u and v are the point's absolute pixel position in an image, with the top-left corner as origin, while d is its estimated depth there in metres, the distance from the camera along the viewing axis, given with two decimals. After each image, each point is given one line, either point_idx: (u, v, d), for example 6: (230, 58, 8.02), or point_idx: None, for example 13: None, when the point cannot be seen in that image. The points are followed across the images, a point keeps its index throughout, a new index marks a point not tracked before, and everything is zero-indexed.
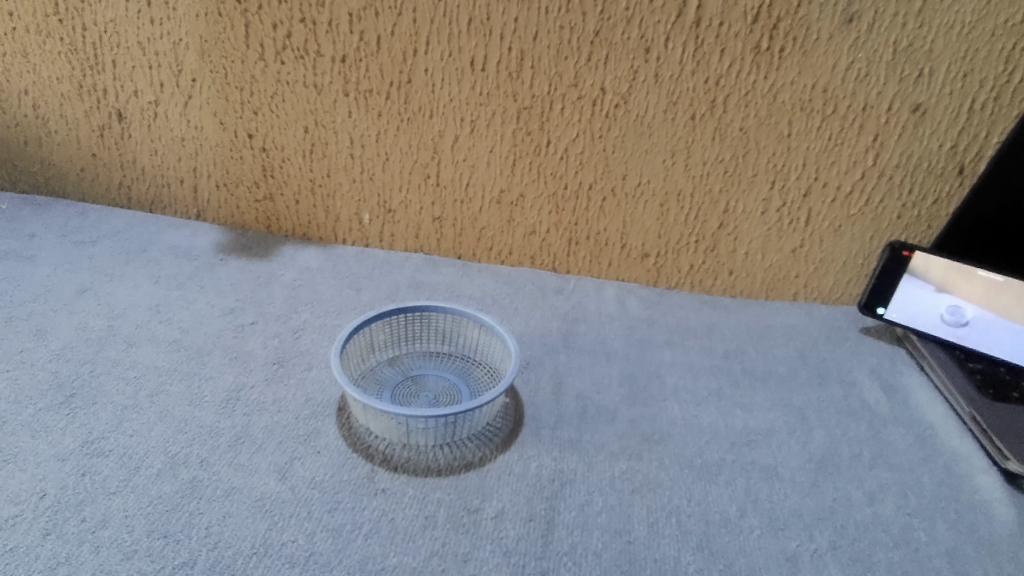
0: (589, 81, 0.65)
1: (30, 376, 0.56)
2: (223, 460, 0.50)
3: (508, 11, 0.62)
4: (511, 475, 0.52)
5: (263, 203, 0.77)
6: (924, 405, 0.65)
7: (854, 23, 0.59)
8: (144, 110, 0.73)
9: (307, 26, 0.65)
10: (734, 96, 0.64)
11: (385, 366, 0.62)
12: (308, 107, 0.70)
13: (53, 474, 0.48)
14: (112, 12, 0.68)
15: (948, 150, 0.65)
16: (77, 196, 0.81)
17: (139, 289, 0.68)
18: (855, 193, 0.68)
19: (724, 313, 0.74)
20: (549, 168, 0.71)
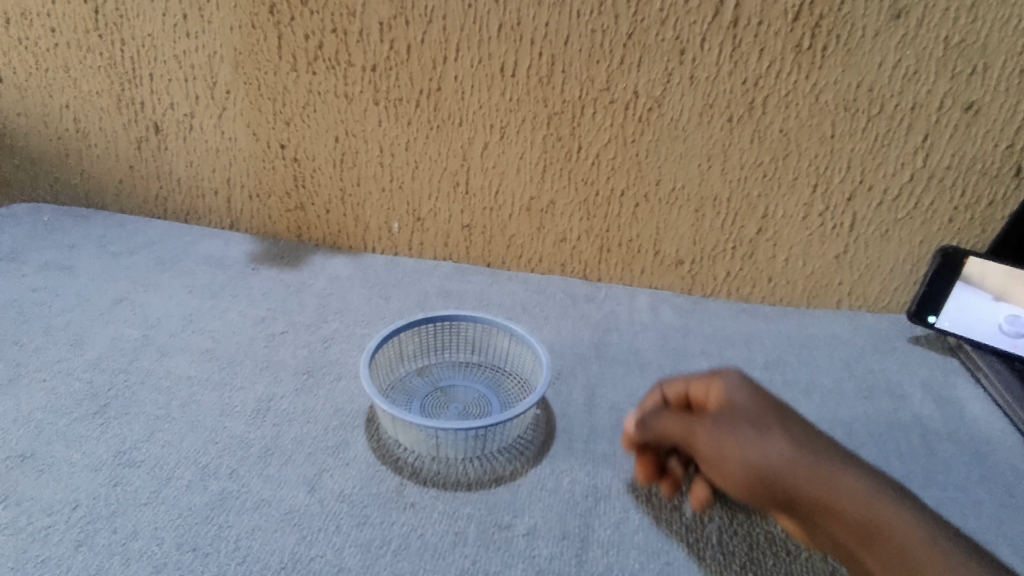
0: (622, 85, 0.63)
1: (66, 386, 0.56)
2: (253, 471, 0.50)
3: (538, 16, 0.61)
4: (543, 490, 0.50)
5: (295, 213, 0.78)
6: (980, 420, 0.61)
7: (901, 19, 0.56)
8: (179, 123, 0.74)
9: (338, 36, 0.65)
10: (773, 97, 0.62)
11: (414, 376, 0.61)
12: (339, 117, 0.70)
13: (86, 484, 0.48)
14: (149, 26, 0.69)
15: (1004, 150, 0.61)
16: (115, 207, 0.83)
17: (173, 299, 0.69)
18: (903, 197, 0.65)
19: (763, 321, 0.72)
20: (581, 174, 0.69)
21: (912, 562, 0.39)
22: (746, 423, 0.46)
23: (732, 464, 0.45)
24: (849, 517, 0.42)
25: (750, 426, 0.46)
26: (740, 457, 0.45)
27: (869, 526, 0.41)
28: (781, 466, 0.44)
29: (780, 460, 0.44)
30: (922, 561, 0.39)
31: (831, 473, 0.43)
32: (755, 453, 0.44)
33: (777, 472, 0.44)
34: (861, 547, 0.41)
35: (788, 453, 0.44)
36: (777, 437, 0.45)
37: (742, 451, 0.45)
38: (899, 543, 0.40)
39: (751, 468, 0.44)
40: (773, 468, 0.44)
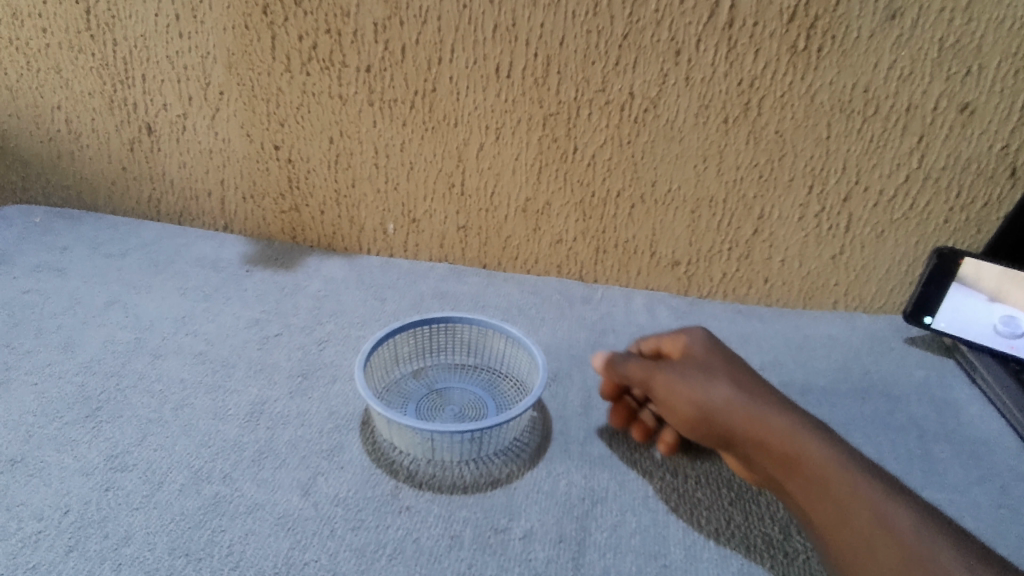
0: (618, 86, 0.63)
1: (57, 389, 0.56)
2: (247, 475, 0.49)
3: (533, 17, 0.61)
4: (539, 493, 0.50)
5: (289, 214, 0.77)
6: (976, 420, 0.61)
7: (896, 20, 0.56)
8: (172, 124, 0.74)
9: (332, 37, 0.65)
10: (769, 98, 0.61)
11: (410, 378, 0.60)
12: (333, 118, 0.70)
13: (77, 489, 0.47)
14: (142, 27, 0.69)
15: (999, 151, 0.61)
16: (108, 209, 0.82)
17: (166, 301, 0.68)
18: (898, 197, 0.65)
19: (760, 322, 0.72)
20: (576, 175, 0.69)
21: (826, 490, 0.43)
22: (696, 368, 0.50)
23: (678, 402, 0.49)
24: (777, 451, 0.45)
25: (699, 371, 0.50)
26: (685, 396, 0.49)
27: (792, 458, 0.45)
28: (721, 405, 0.48)
29: (721, 400, 0.48)
30: (835, 489, 0.42)
31: (764, 412, 0.47)
32: (699, 392, 0.48)
33: (717, 409, 0.48)
34: (786, 478, 0.45)
35: (729, 394, 0.48)
36: (721, 380, 0.49)
37: (688, 391, 0.49)
38: (817, 473, 0.43)
39: (694, 406, 0.48)
40: (713, 406, 0.48)
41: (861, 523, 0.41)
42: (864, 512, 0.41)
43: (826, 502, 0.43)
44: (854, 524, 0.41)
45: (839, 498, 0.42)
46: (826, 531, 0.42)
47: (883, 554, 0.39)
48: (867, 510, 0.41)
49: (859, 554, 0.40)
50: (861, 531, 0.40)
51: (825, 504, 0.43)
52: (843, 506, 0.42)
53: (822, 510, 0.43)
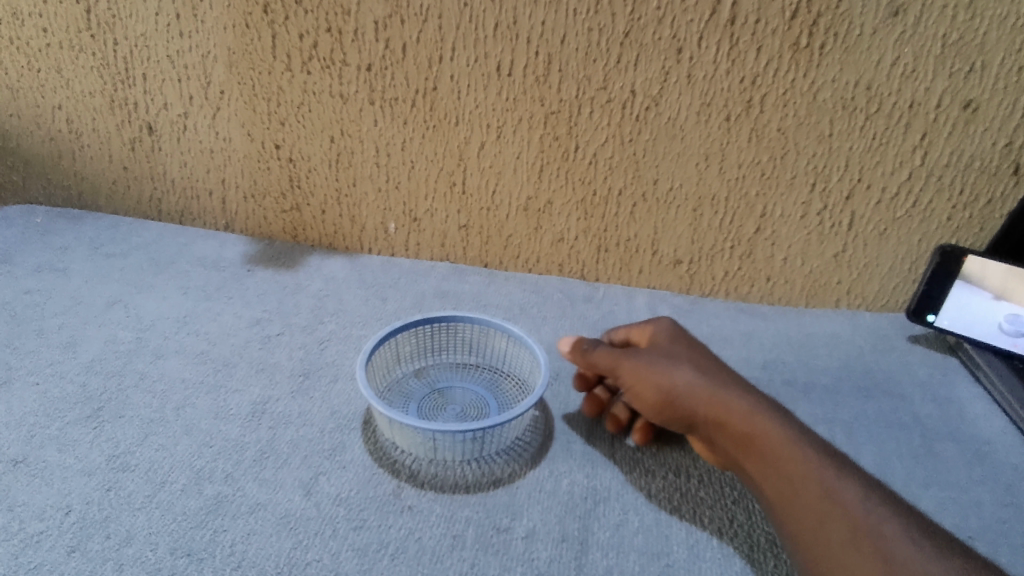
0: (619, 84, 0.63)
1: (59, 389, 0.56)
2: (248, 475, 0.49)
3: (535, 15, 0.61)
4: (542, 493, 0.50)
5: (291, 213, 0.77)
6: (979, 419, 0.61)
7: (899, 17, 0.56)
8: (173, 123, 0.74)
9: (333, 36, 0.65)
10: (771, 96, 0.61)
11: (411, 377, 0.60)
12: (334, 117, 0.69)
13: (78, 489, 0.47)
14: (142, 26, 0.68)
15: (1002, 148, 0.61)
16: (109, 209, 0.82)
17: (167, 301, 0.68)
18: (901, 195, 0.65)
19: (762, 321, 0.72)
20: (578, 173, 0.69)
21: (780, 466, 0.44)
22: (662, 355, 0.51)
23: (645, 387, 0.50)
24: (735, 431, 0.46)
25: (664, 357, 0.51)
26: (651, 381, 0.50)
27: (749, 437, 0.46)
28: (684, 389, 0.49)
29: (685, 384, 0.49)
30: (788, 465, 0.43)
31: (725, 395, 0.48)
32: (664, 377, 0.49)
33: (681, 394, 0.49)
34: (744, 457, 0.46)
35: (692, 379, 0.49)
36: (686, 366, 0.50)
37: (654, 376, 0.50)
38: (771, 450, 0.44)
39: (660, 391, 0.50)
40: (678, 391, 0.49)
41: (811, 496, 0.41)
42: (815, 486, 0.42)
43: (778, 476, 0.44)
44: (805, 498, 0.42)
45: (791, 473, 0.43)
46: (780, 506, 0.43)
47: (830, 524, 0.40)
48: (817, 484, 0.42)
49: (809, 526, 0.41)
50: (811, 503, 0.41)
51: (778, 479, 0.43)
52: (794, 480, 0.43)
53: (776, 485, 0.43)
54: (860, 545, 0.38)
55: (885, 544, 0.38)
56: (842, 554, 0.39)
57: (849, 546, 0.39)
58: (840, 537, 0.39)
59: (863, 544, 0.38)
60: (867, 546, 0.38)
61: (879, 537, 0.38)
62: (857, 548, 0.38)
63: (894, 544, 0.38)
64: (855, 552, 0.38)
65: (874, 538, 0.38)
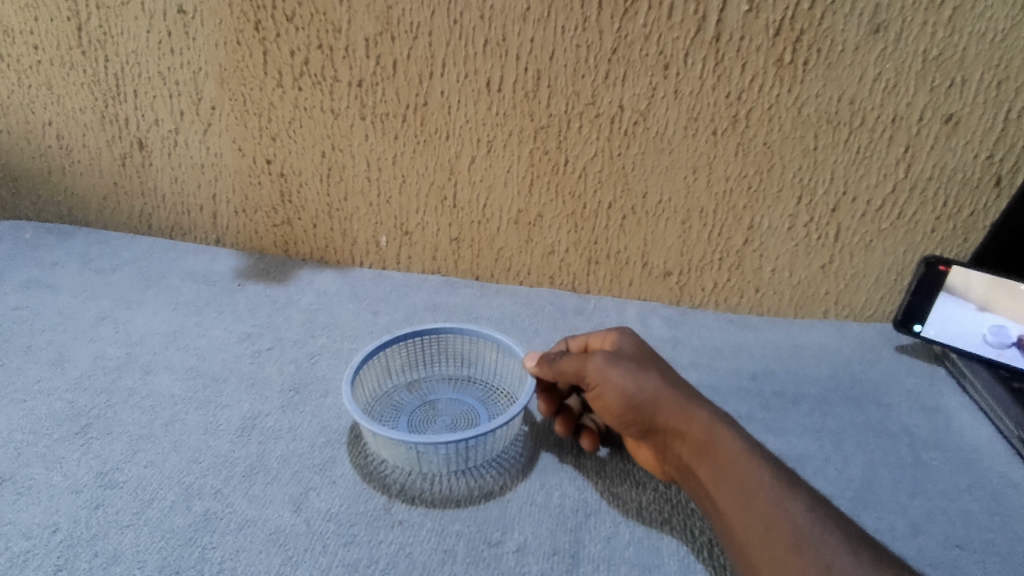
0: (608, 99, 0.63)
1: (47, 406, 0.55)
2: (238, 491, 0.49)
3: (523, 32, 0.61)
4: (532, 506, 0.50)
5: (282, 228, 0.77)
6: (966, 428, 0.62)
7: (881, 34, 0.57)
8: (164, 138, 0.74)
9: (324, 53, 0.65)
10: (757, 111, 0.62)
11: (403, 391, 0.61)
12: (325, 132, 0.70)
13: (66, 507, 0.47)
14: (133, 43, 0.68)
15: (984, 160, 0.62)
16: (100, 224, 0.82)
17: (157, 316, 0.68)
18: (886, 207, 0.66)
19: (752, 332, 0.72)
20: (568, 187, 0.69)
21: (734, 475, 0.43)
22: (629, 361, 0.51)
23: (609, 390, 0.49)
24: (694, 438, 0.46)
25: (631, 363, 0.50)
26: (617, 385, 0.49)
27: (707, 444, 0.45)
28: (648, 394, 0.48)
29: (650, 390, 0.48)
30: (741, 473, 0.43)
31: (687, 403, 0.47)
32: (631, 382, 0.49)
33: (645, 399, 0.48)
34: (698, 463, 0.45)
35: (658, 385, 0.49)
36: (652, 373, 0.50)
37: (620, 380, 0.49)
38: (727, 458, 0.44)
39: (625, 395, 0.49)
40: (642, 396, 0.48)
41: (761, 505, 0.41)
42: (766, 494, 0.41)
43: (729, 483, 0.43)
44: (754, 505, 0.41)
45: (743, 481, 0.42)
46: (727, 513, 0.43)
47: (777, 531, 0.40)
48: (766, 492, 0.41)
49: (755, 533, 0.40)
50: (759, 511, 0.41)
51: (729, 487, 0.43)
52: (745, 487, 0.42)
53: (727, 493, 0.43)
54: (804, 551, 0.38)
55: (827, 551, 0.38)
56: (787, 561, 0.38)
57: (793, 554, 0.38)
58: (785, 546, 0.39)
59: (807, 552, 0.38)
60: (811, 553, 0.38)
61: (821, 545, 0.38)
62: (801, 556, 0.38)
63: (837, 551, 0.38)
64: (799, 559, 0.38)
65: (818, 546, 0.38)
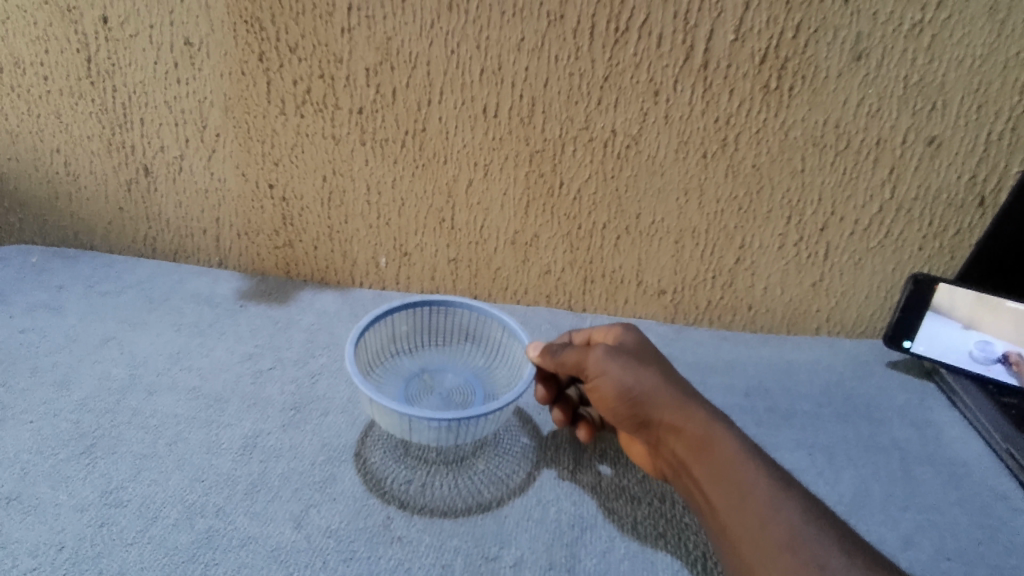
0: (600, 123, 0.65)
1: (53, 427, 0.56)
2: (240, 508, 0.50)
3: (518, 61, 0.63)
4: (529, 521, 0.51)
5: (283, 250, 0.79)
6: (956, 443, 0.63)
7: (862, 61, 0.59)
8: (169, 165, 0.75)
9: (325, 82, 0.67)
10: (745, 135, 0.64)
11: (404, 354, 0.63)
12: (326, 157, 0.72)
13: (71, 525, 0.48)
14: (140, 74, 0.70)
15: (967, 181, 0.64)
16: (105, 248, 0.84)
17: (160, 338, 0.69)
18: (873, 226, 0.67)
19: (745, 348, 0.74)
20: (563, 209, 0.71)
21: (728, 472, 0.44)
22: (628, 355, 0.52)
23: (607, 382, 0.51)
24: (689, 436, 0.47)
25: (630, 357, 0.52)
26: (615, 378, 0.50)
27: (703, 442, 0.46)
28: (645, 388, 0.50)
29: (648, 386, 0.50)
30: (736, 472, 0.44)
31: (684, 401, 0.49)
32: (629, 375, 0.50)
33: (642, 393, 0.49)
34: (693, 461, 0.46)
35: (655, 381, 0.50)
36: (651, 369, 0.51)
37: (619, 372, 0.50)
38: (723, 457, 0.45)
39: (622, 388, 0.50)
40: (639, 390, 0.50)
41: (755, 505, 0.42)
42: (760, 494, 0.42)
43: (724, 482, 0.44)
44: (749, 503, 0.42)
45: (737, 479, 0.43)
46: (721, 512, 0.44)
47: (772, 530, 0.41)
48: (761, 492, 0.42)
49: (749, 530, 0.41)
50: (754, 511, 0.42)
51: (723, 485, 0.44)
52: (740, 487, 0.43)
53: (721, 491, 0.44)
54: (798, 551, 0.39)
55: (821, 551, 0.39)
56: (781, 560, 0.39)
57: (787, 552, 0.39)
58: (779, 544, 0.40)
59: (800, 551, 0.39)
60: (804, 553, 0.39)
61: (814, 545, 0.39)
62: (794, 555, 0.39)
63: (831, 551, 0.39)
64: (793, 558, 0.39)
65: (812, 546, 0.39)
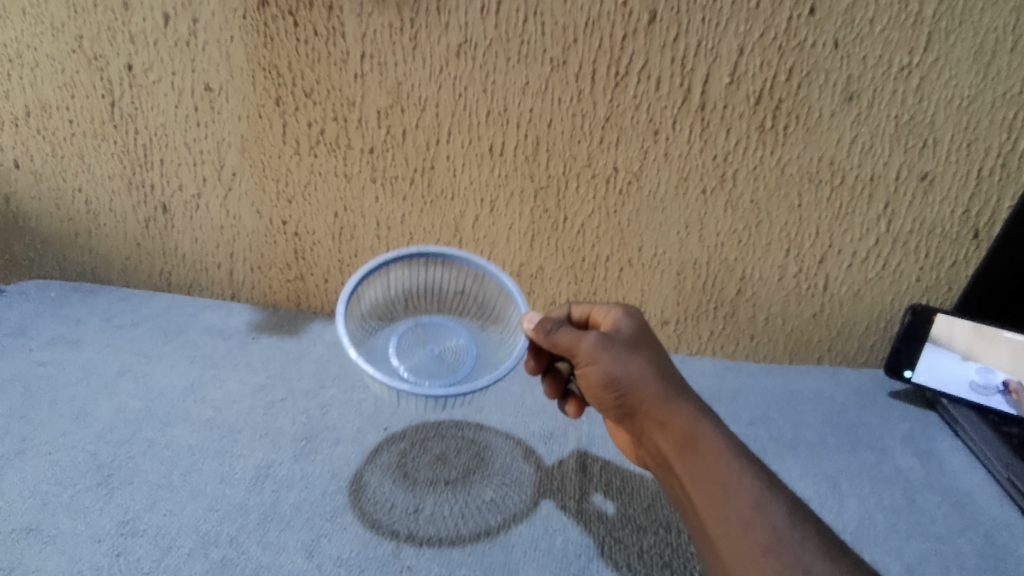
0: (603, 161, 0.68)
1: (71, 458, 0.58)
2: (253, 538, 0.51)
3: (523, 103, 0.66)
4: (537, 550, 0.52)
5: (295, 283, 0.81)
6: (959, 472, 0.64)
7: (854, 101, 0.62)
8: (187, 203, 0.78)
9: (338, 124, 0.70)
10: (742, 171, 0.66)
11: (398, 307, 0.60)
12: (338, 195, 0.74)
13: (89, 554, 0.49)
14: (162, 117, 0.73)
15: (961, 215, 0.66)
16: (121, 282, 0.86)
17: (175, 370, 0.71)
18: (871, 259, 0.69)
19: (748, 378, 0.75)
20: (567, 242, 0.73)
21: (713, 472, 0.45)
22: (621, 344, 0.52)
23: (596, 371, 0.51)
24: (676, 432, 0.48)
25: (622, 346, 0.52)
26: (605, 368, 0.50)
27: (688, 441, 0.47)
28: (634, 380, 0.50)
29: (636, 376, 0.50)
30: (719, 471, 0.45)
31: (672, 396, 0.49)
32: (619, 366, 0.50)
33: (631, 384, 0.50)
34: (678, 457, 0.48)
35: (644, 372, 0.50)
36: (641, 359, 0.51)
37: (609, 363, 0.50)
38: (709, 455, 0.46)
39: (611, 378, 0.50)
40: (628, 380, 0.50)
41: (738, 506, 0.43)
42: (743, 495, 0.43)
43: (708, 481, 0.45)
44: (732, 503, 0.43)
45: (722, 479, 0.44)
46: (703, 510, 0.45)
47: (755, 533, 0.41)
48: (746, 493, 0.43)
49: (732, 531, 0.42)
50: (737, 512, 0.43)
51: (708, 484, 0.45)
52: (723, 487, 0.44)
53: (705, 489, 0.45)
54: (781, 554, 0.40)
55: (805, 556, 0.40)
56: (764, 563, 0.40)
57: (771, 556, 0.40)
58: (762, 546, 0.41)
59: (784, 555, 0.40)
60: (788, 558, 0.40)
61: (799, 549, 0.40)
62: (778, 558, 0.40)
63: (814, 557, 0.40)
64: (777, 561, 0.40)
65: (795, 550, 0.40)
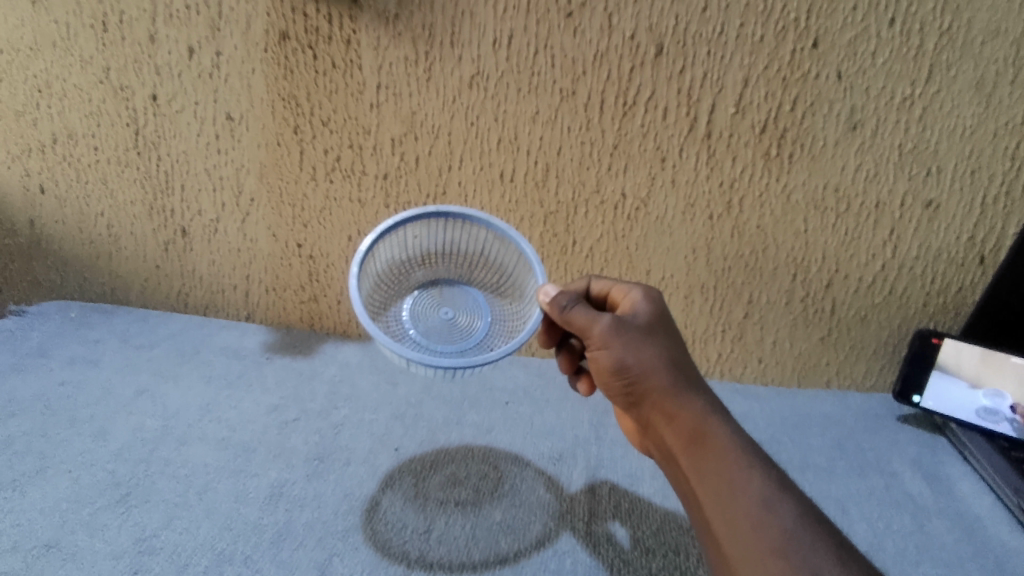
0: (611, 187, 0.69)
1: (90, 476, 0.59)
2: (267, 556, 0.52)
3: (533, 131, 0.68)
4: (546, 571, 0.52)
5: (308, 304, 0.83)
6: (968, 497, 0.64)
7: (858, 130, 0.63)
8: (205, 227, 0.80)
9: (354, 151, 0.72)
10: (749, 198, 0.67)
11: (414, 265, 0.60)
12: (352, 219, 0.76)
13: (107, 571, 0.50)
14: (184, 145, 0.76)
15: (967, 241, 0.67)
16: (139, 303, 0.88)
17: (191, 390, 0.72)
18: (877, 284, 0.70)
19: (756, 401, 0.75)
20: (576, 265, 0.74)
21: (721, 468, 0.46)
22: (636, 329, 0.51)
23: (607, 357, 0.51)
24: (682, 426, 0.49)
25: (636, 331, 0.51)
26: (618, 354, 0.50)
27: (697, 435, 0.48)
28: (645, 368, 0.50)
29: (648, 364, 0.50)
30: (727, 469, 0.46)
31: (682, 388, 0.50)
32: (631, 354, 0.50)
33: (642, 373, 0.50)
34: (684, 452, 0.49)
35: (655, 361, 0.51)
36: (654, 346, 0.51)
37: (621, 350, 0.50)
38: (717, 451, 0.47)
39: (622, 364, 0.50)
40: (639, 368, 0.50)
41: (744, 504, 0.44)
42: (750, 494, 0.44)
43: (715, 477, 0.46)
44: (740, 501, 0.44)
45: (731, 476, 0.45)
46: (708, 506, 0.46)
47: (763, 533, 0.42)
48: (755, 492, 0.44)
49: (740, 528, 0.43)
50: (746, 511, 0.44)
51: (716, 480, 0.46)
52: (731, 484, 0.45)
53: (713, 485, 0.46)
54: (789, 556, 0.41)
55: (813, 559, 0.41)
56: (770, 562, 0.41)
57: (778, 556, 0.41)
58: (769, 546, 0.42)
59: (791, 556, 0.41)
60: (796, 560, 0.41)
61: (806, 553, 0.41)
62: (786, 559, 0.41)
63: (823, 560, 0.41)
64: (784, 562, 0.41)
65: (802, 552, 0.41)
